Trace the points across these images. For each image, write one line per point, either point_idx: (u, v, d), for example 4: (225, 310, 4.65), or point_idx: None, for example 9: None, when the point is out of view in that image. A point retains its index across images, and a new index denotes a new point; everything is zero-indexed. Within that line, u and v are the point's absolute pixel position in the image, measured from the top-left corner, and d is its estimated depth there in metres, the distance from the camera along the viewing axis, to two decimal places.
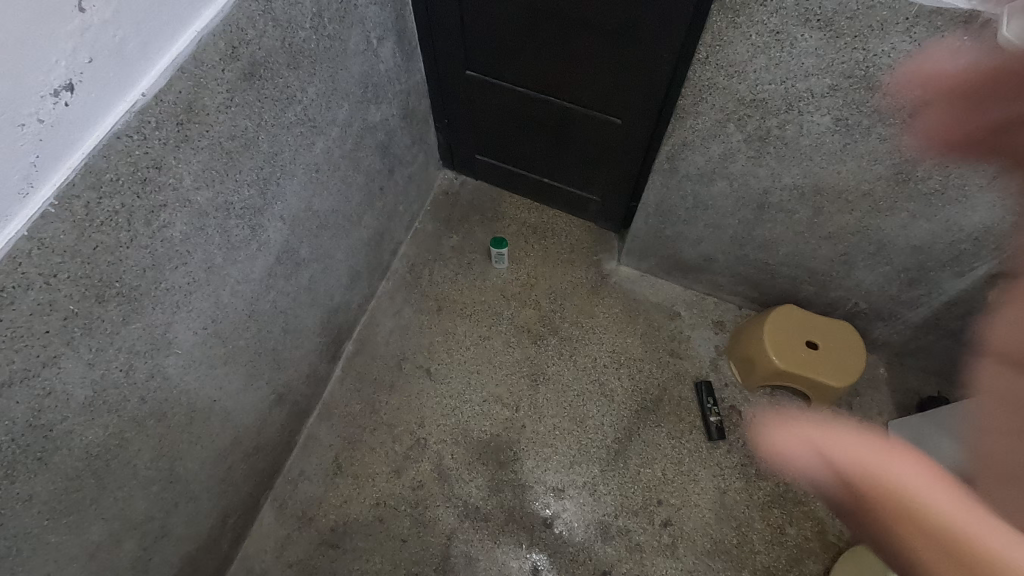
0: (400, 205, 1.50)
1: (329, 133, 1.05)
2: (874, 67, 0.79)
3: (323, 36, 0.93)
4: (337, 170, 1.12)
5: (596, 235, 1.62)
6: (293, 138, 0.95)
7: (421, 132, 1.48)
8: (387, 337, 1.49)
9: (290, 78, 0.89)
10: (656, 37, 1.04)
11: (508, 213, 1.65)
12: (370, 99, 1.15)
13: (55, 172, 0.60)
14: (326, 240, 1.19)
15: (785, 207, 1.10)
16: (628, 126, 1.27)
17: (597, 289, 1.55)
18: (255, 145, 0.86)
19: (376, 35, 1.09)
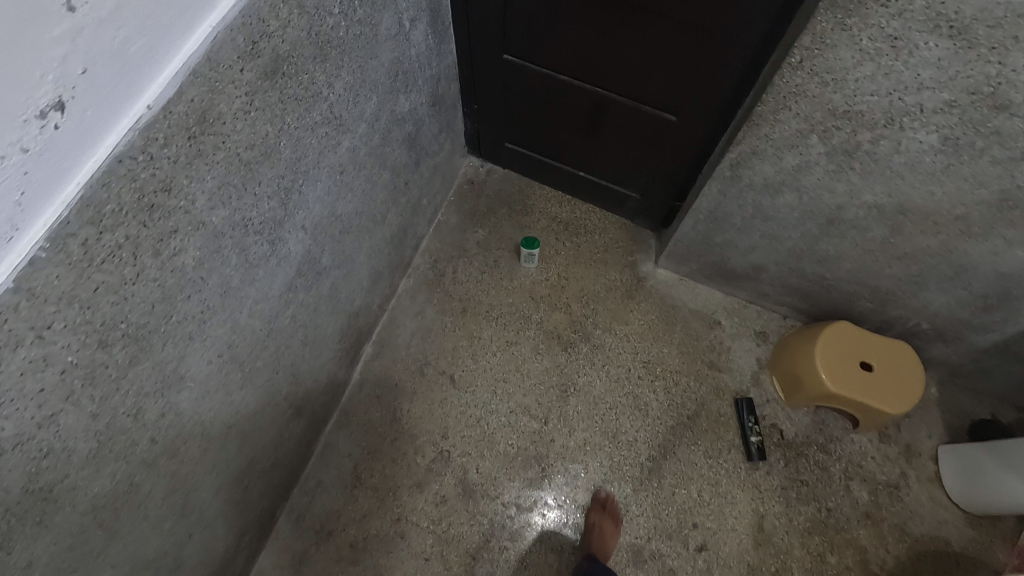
0: (424, 198, 1.39)
1: (356, 130, 0.94)
2: (1008, 84, 0.67)
3: (352, 22, 0.81)
4: (362, 169, 1.01)
5: (632, 233, 1.51)
6: (318, 140, 0.84)
7: (449, 119, 1.35)
8: (408, 340, 1.40)
9: (316, 72, 0.77)
10: (733, 30, 0.90)
11: (538, 207, 1.54)
12: (399, 88, 1.03)
13: (45, 209, 0.49)
14: (349, 246, 1.08)
15: (861, 225, 0.99)
16: (684, 123, 1.14)
17: (633, 293, 1.45)
18: (275, 153, 0.75)
19: (409, 17, 0.96)
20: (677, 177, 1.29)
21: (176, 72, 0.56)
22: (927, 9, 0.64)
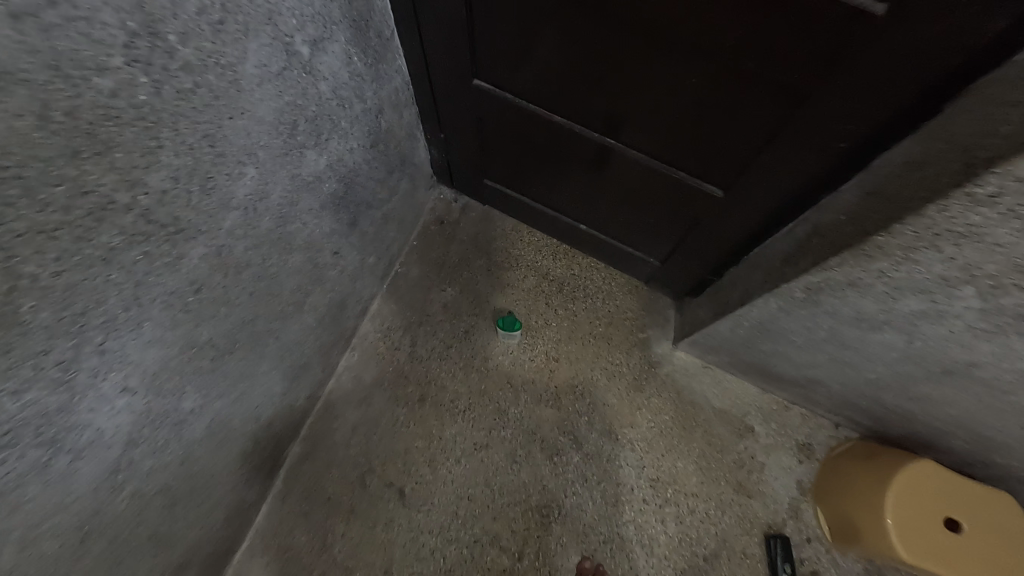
0: (371, 256, 1.04)
1: (220, 225, 0.59)
2: None
3: (170, 72, 0.45)
4: (244, 269, 0.67)
5: (644, 301, 1.16)
6: (126, 271, 0.49)
7: (403, 153, 0.99)
8: (348, 437, 1.09)
9: (91, 176, 0.42)
10: (843, 105, 0.53)
11: (524, 259, 1.19)
12: (302, 143, 0.67)
13: None
14: (238, 364, 0.75)
15: (1000, 388, 0.65)
16: (729, 200, 0.77)
17: (641, 383, 1.12)
18: (15, 329, 0.41)
19: (309, 38, 0.59)
20: (710, 256, 0.93)
21: None
22: None
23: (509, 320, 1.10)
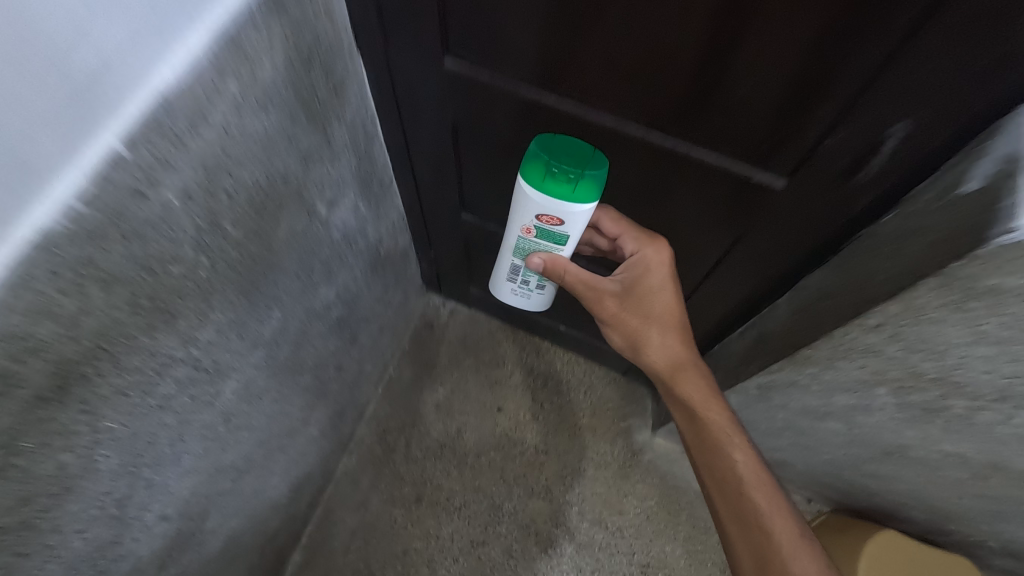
0: (367, 364, 1.11)
1: (248, 362, 0.67)
2: None
3: (222, 255, 0.55)
4: (263, 397, 0.74)
5: (625, 391, 1.25)
6: (172, 417, 0.57)
7: (397, 272, 1.09)
8: (347, 543, 1.11)
9: (159, 344, 0.51)
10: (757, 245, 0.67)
11: (509, 357, 1.28)
12: (317, 282, 0.77)
13: None
14: (252, 482, 0.81)
15: (932, 465, 0.76)
16: (691, 311, 0.89)
17: (628, 470, 1.19)
18: (87, 479, 0.49)
19: (325, 202, 0.71)
20: None
21: None
22: None
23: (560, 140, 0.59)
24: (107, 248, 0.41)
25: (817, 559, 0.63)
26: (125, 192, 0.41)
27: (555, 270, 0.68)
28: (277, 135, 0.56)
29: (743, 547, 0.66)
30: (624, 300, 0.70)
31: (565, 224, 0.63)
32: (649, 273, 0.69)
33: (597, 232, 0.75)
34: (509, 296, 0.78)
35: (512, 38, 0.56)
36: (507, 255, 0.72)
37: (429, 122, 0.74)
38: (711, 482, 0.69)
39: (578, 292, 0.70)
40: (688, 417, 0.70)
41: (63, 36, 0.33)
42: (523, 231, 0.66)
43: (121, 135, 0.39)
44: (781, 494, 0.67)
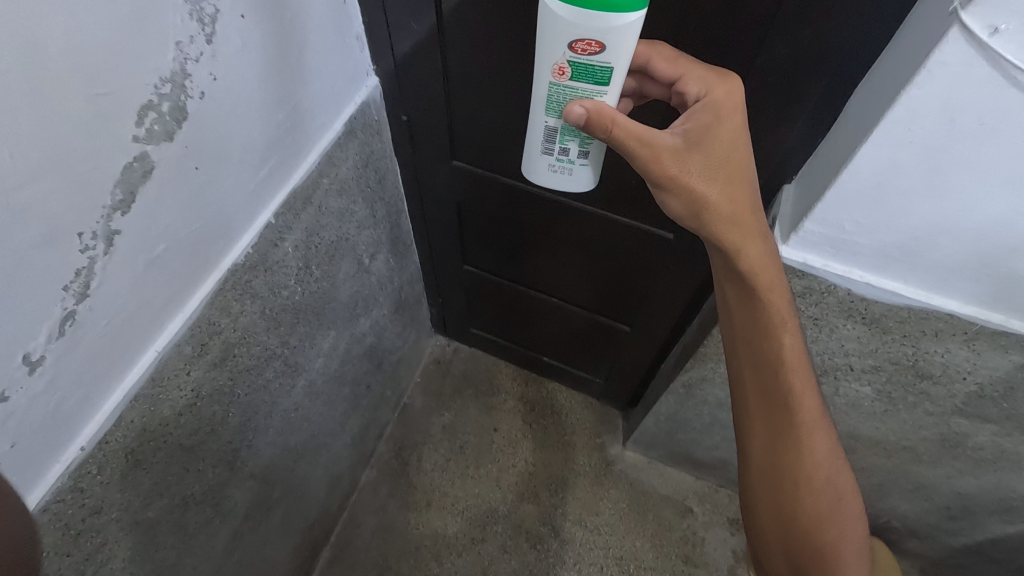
0: (388, 389, 1.38)
1: (313, 366, 0.95)
2: (923, 360, 0.72)
3: (308, 285, 0.84)
4: (319, 397, 1.02)
5: (599, 413, 1.51)
6: (269, 395, 0.84)
7: (413, 314, 1.38)
8: (368, 541, 1.33)
9: (270, 340, 0.79)
10: (672, 273, 0.97)
11: (503, 386, 1.54)
12: (359, 313, 1.06)
13: None
14: (305, 467, 1.06)
15: None
16: (638, 332, 1.17)
17: (602, 478, 1.42)
18: (223, 426, 0.76)
19: (368, 255, 1.02)
20: (635, 369, 1.30)
21: (116, 404, 0.58)
22: (840, 303, 0.69)
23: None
24: (257, 274, 0.71)
25: (835, 466, 0.60)
26: (269, 242, 0.72)
27: (602, 121, 0.50)
28: (345, 209, 0.88)
29: (759, 452, 0.61)
30: (686, 156, 0.53)
31: (607, 52, 0.48)
32: (720, 124, 0.54)
33: (644, 79, 0.60)
34: (547, 180, 0.60)
35: (493, 146, 0.89)
36: (539, 116, 0.55)
37: (441, 198, 1.06)
38: (750, 387, 0.61)
39: (634, 158, 0.52)
40: (749, 306, 0.58)
41: (255, 160, 0.65)
42: (555, 73, 0.51)
43: (270, 209, 0.71)
44: (820, 399, 0.60)
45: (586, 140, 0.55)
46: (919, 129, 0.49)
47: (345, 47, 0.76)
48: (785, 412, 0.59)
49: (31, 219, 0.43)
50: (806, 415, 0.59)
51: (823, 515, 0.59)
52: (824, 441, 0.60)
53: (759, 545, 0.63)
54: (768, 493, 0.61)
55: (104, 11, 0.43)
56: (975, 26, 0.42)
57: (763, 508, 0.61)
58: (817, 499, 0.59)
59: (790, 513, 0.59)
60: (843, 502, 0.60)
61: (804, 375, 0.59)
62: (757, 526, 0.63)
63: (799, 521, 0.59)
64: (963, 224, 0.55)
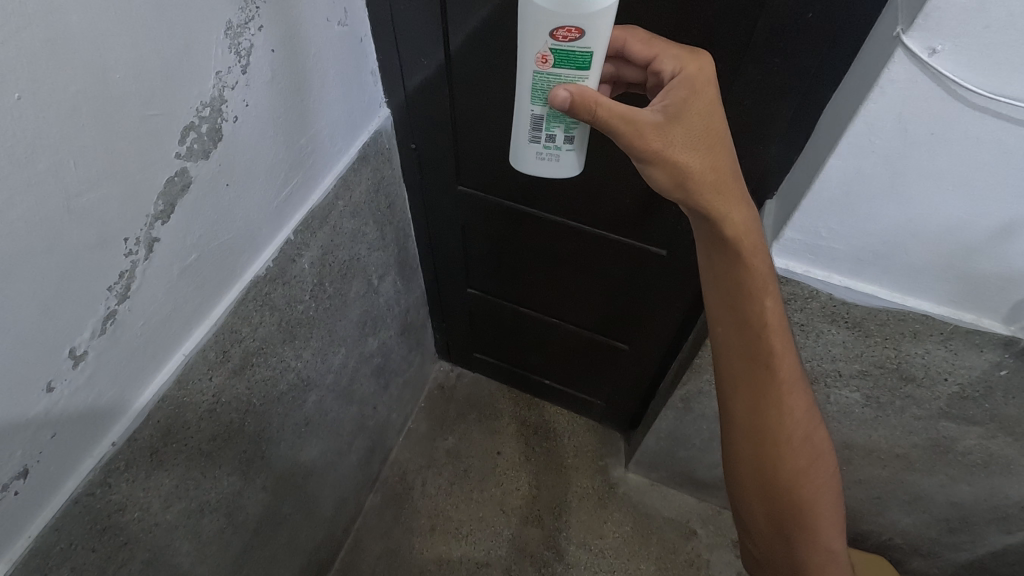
0: (393, 413, 1.41)
1: (323, 382, 0.99)
2: (905, 363, 0.76)
3: (322, 301, 0.89)
4: (328, 414, 1.05)
5: (601, 436, 1.53)
6: (283, 407, 0.88)
7: (418, 338, 1.42)
8: (373, 566, 1.33)
9: (286, 352, 0.84)
10: (667, 289, 1.01)
11: (506, 411, 1.57)
12: (368, 332, 1.10)
13: (11, 545, 0.54)
14: (313, 485, 1.08)
15: None
16: (637, 351, 1.20)
17: (605, 501, 1.43)
18: (240, 433, 0.79)
19: (377, 276, 1.07)
20: (635, 390, 1.33)
21: (145, 403, 0.62)
22: (823, 307, 0.74)
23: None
24: (276, 287, 0.76)
25: (811, 426, 0.63)
26: (288, 256, 0.77)
27: (586, 106, 0.52)
28: (357, 230, 0.93)
29: (742, 417, 0.63)
30: (667, 130, 0.54)
31: (586, 37, 0.51)
32: (697, 97, 0.56)
33: (621, 64, 0.65)
34: (535, 168, 0.63)
35: (495, 171, 0.96)
36: (525, 106, 0.58)
37: (446, 222, 1.12)
38: (731, 356, 0.62)
39: (619, 138, 0.53)
40: (732, 278, 0.59)
41: (279, 179, 0.71)
42: (538, 62, 0.54)
43: (290, 226, 0.76)
44: (797, 364, 0.63)
45: (571, 125, 0.58)
46: (878, 139, 0.56)
47: (360, 81, 0.84)
48: (767, 378, 0.61)
49: (88, 222, 0.49)
50: (786, 380, 0.61)
51: (802, 473, 0.62)
52: (803, 403, 0.62)
53: (744, 509, 0.65)
54: (751, 457, 0.63)
55: (160, 43, 0.50)
56: (915, 48, 0.49)
57: (748, 472, 0.63)
58: (797, 457, 0.62)
59: (773, 475, 0.62)
60: (819, 459, 0.63)
61: (784, 342, 0.61)
62: (742, 491, 0.65)
63: (780, 481, 0.62)
64: (927, 226, 0.61)
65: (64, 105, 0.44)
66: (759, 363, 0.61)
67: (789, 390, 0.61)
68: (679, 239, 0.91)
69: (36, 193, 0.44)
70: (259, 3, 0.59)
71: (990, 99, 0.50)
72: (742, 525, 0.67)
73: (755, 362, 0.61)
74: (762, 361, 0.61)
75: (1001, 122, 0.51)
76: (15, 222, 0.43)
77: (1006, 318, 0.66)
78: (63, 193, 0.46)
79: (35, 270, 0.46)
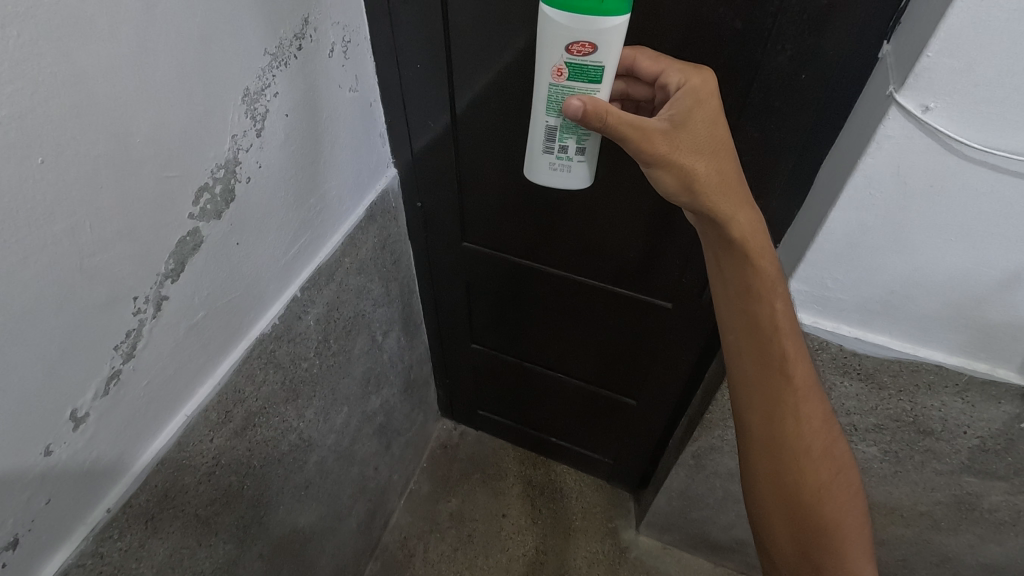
0: (395, 474, 1.36)
1: (325, 441, 0.96)
2: (922, 416, 0.74)
3: (327, 357, 0.88)
4: (329, 476, 1.01)
5: (610, 496, 1.48)
6: (284, 468, 0.85)
7: (421, 395, 1.40)
8: None
9: (288, 411, 0.82)
10: (673, 341, 1.00)
11: (511, 470, 1.52)
12: (371, 390, 1.09)
13: None
14: (310, 552, 1.04)
15: None
16: (644, 406, 1.18)
17: (616, 566, 1.37)
18: (238, 498, 0.76)
19: (382, 331, 1.06)
20: (643, 447, 1.30)
21: (144, 466, 0.60)
22: (834, 359, 0.73)
23: None
24: (281, 344, 0.76)
25: (829, 436, 0.61)
26: (294, 313, 0.77)
27: (597, 114, 0.52)
28: (362, 287, 0.94)
29: (759, 429, 0.61)
30: (675, 137, 0.55)
31: (599, 51, 0.53)
32: (701, 107, 0.57)
33: (631, 81, 0.65)
34: (547, 179, 0.63)
35: (500, 228, 0.97)
36: (540, 117, 0.59)
37: (451, 278, 1.13)
38: (746, 367, 0.60)
39: (628, 145, 0.54)
40: (742, 279, 0.59)
41: (290, 234, 0.72)
42: (553, 75, 0.56)
43: (296, 283, 0.77)
44: (812, 373, 0.61)
45: (583, 136, 0.59)
46: (878, 192, 0.57)
47: (370, 142, 0.86)
48: (784, 388, 0.59)
49: (99, 280, 0.49)
50: (802, 388, 0.60)
51: (824, 489, 0.60)
52: (818, 410, 0.61)
53: (765, 534, 0.62)
54: (771, 473, 0.61)
55: (181, 108, 0.52)
56: (909, 105, 0.51)
57: (769, 488, 0.61)
58: (817, 471, 0.60)
59: (797, 494, 0.59)
60: (839, 470, 0.61)
61: (798, 349, 0.59)
62: (762, 514, 0.62)
63: (803, 498, 0.59)
64: (933, 276, 0.61)
65: (85, 168, 0.45)
66: (775, 371, 0.59)
67: (805, 398, 0.60)
68: (683, 291, 0.91)
69: (49, 254, 0.44)
70: (276, 71, 0.62)
71: (986, 152, 0.51)
72: (762, 554, 0.63)
73: (770, 371, 0.59)
74: (778, 369, 0.59)
75: (998, 175, 0.52)
76: (28, 281, 0.43)
77: (1021, 368, 0.65)
78: (77, 252, 0.46)
79: (41, 331, 0.45)
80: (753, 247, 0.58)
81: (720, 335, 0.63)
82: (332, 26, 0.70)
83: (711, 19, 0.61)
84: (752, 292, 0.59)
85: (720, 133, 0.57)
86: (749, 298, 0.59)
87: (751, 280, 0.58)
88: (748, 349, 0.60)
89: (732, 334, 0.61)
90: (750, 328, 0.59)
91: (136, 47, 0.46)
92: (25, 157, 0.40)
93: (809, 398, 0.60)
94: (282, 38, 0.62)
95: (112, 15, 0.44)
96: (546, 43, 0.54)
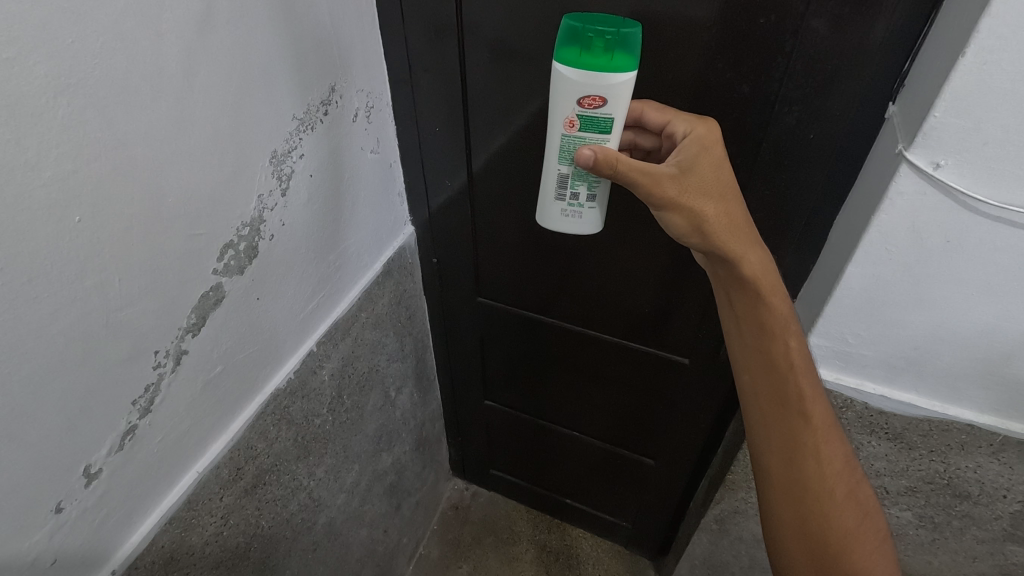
0: (405, 537, 1.32)
1: (335, 501, 0.94)
2: (958, 478, 0.71)
3: (339, 413, 0.88)
4: (338, 538, 0.98)
5: (628, 563, 1.40)
6: (291, 530, 0.83)
7: (433, 453, 1.37)
8: None
9: (299, 469, 0.80)
10: (690, 397, 0.99)
11: (524, 535, 1.46)
12: (382, 447, 1.07)
13: None
14: None
15: None
16: (663, 466, 1.14)
17: None
18: (244, 560, 0.74)
19: (395, 387, 1.06)
20: (663, 510, 1.25)
21: (152, 525, 0.59)
22: (860, 418, 0.71)
23: (595, 49, 0.54)
24: (295, 400, 0.75)
25: (853, 478, 0.59)
26: (310, 368, 0.77)
27: (608, 162, 0.53)
28: (377, 342, 0.94)
29: (779, 471, 0.59)
30: (683, 180, 0.55)
31: (609, 104, 0.55)
32: (707, 153, 0.58)
33: (639, 132, 0.67)
34: (558, 225, 0.64)
35: (514, 283, 0.98)
36: (552, 166, 0.61)
37: (464, 333, 1.13)
38: (764, 409, 0.59)
39: (638, 190, 0.55)
40: (755, 318, 0.58)
41: (310, 290, 0.74)
42: (566, 126, 0.57)
43: (314, 339, 0.77)
44: (831, 412, 0.59)
45: (594, 183, 0.61)
46: (894, 247, 0.57)
47: (388, 201, 0.89)
48: (802, 428, 0.58)
49: (122, 335, 0.49)
50: (820, 427, 0.58)
51: (851, 536, 0.56)
52: (839, 450, 0.58)
53: None
54: (793, 518, 0.58)
55: (213, 170, 0.54)
56: (920, 162, 0.52)
57: (793, 534, 0.58)
58: (843, 516, 0.57)
59: (821, 540, 0.56)
60: (864, 513, 0.58)
61: (815, 388, 0.58)
62: (786, 563, 0.58)
63: (829, 544, 0.56)
64: (958, 331, 0.60)
65: (117, 226, 0.46)
66: (792, 411, 0.58)
67: (825, 438, 0.58)
68: (700, 346, 0.90)
69: (79, 308, 0.45)
70: (303, 134, 0.65)
71: (1000, 208, 0.52)
72: None
73: (786, 411, 0.58)
74: (796, 409, 0.57)
75: (1014, 230, 0.52)
76: (53, 336, 0.44)
77: None
78: (103, 308, 0.47)
79: (64, 386, 0.46)
80: (764, 284, 0.58)
81: (735, 376, 0.62)
82: (357, 92, 0.74)
83: (719, 83, 0.63)
84: (766, 330, 0.58)
85: (727, 176, 0.58)
86: (762, 337, 0.58)
87: (764, 317, 0.58)
88: (764, 388, 0.59)
89: (748, 375, 0.60)
90: (763, 367, 0.58)
91: (175, 116, 0.49)
92: (62, 217, 0.42)
93: (830, 439, 0.58)
94: (310, 104, 0.65)
95: (155, 85, 0.47)
96: (558, 98, 0.56)
